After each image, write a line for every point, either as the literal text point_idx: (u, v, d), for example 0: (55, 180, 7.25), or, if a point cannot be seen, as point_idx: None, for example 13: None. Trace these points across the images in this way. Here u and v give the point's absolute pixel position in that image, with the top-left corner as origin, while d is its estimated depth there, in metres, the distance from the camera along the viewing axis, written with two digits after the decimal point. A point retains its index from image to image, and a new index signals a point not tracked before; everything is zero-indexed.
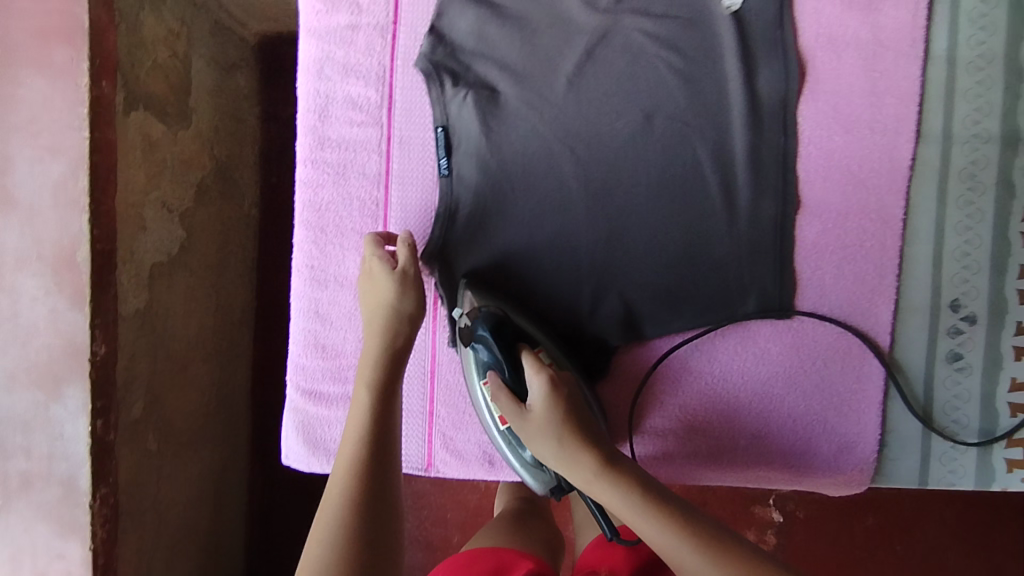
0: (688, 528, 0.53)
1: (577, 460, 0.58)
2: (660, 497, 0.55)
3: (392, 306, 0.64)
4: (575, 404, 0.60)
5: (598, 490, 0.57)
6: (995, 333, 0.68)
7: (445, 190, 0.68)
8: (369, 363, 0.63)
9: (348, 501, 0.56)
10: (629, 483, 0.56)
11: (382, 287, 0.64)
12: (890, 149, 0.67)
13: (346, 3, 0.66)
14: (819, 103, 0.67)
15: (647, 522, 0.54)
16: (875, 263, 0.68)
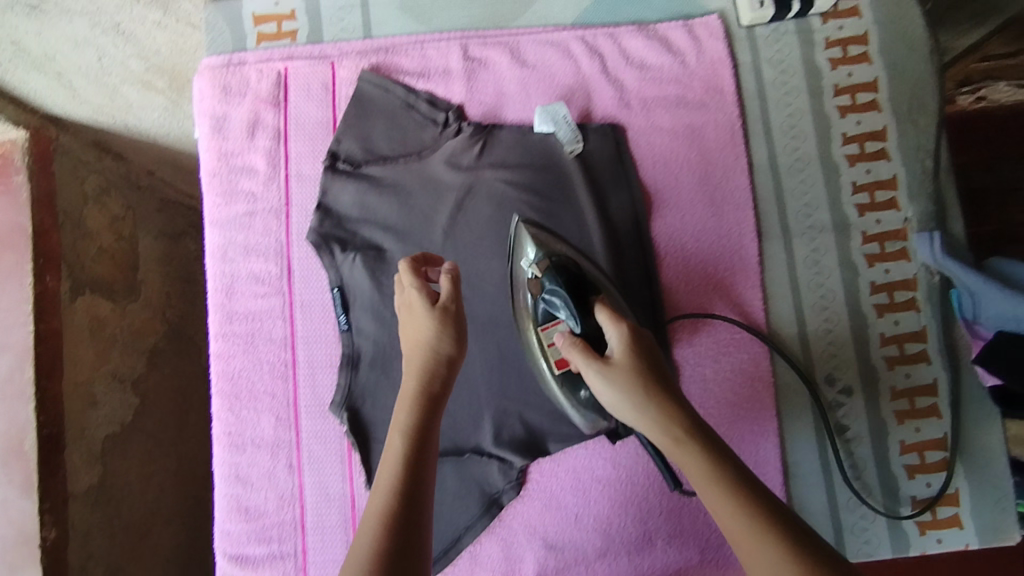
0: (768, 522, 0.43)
1: (647, 414, 0.50)
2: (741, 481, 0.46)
3: (431, 349, 0.54)
4: (655, 360, 0.53)
5: (677, 454, 0.48)
6: (874, 401, 0.72)
7: (347, 343, 0.73)
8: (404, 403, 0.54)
9: (377, 558, 0.46)
10: (715, 460, 0.47)
11: (422, 326, 0.55)
12: (739, 250, 0.74)
13: (243, 194, 0.76)
14: (667, 219, 0.75)
15: (723, 506, 0.45)
16: (749, 352, 0.73)
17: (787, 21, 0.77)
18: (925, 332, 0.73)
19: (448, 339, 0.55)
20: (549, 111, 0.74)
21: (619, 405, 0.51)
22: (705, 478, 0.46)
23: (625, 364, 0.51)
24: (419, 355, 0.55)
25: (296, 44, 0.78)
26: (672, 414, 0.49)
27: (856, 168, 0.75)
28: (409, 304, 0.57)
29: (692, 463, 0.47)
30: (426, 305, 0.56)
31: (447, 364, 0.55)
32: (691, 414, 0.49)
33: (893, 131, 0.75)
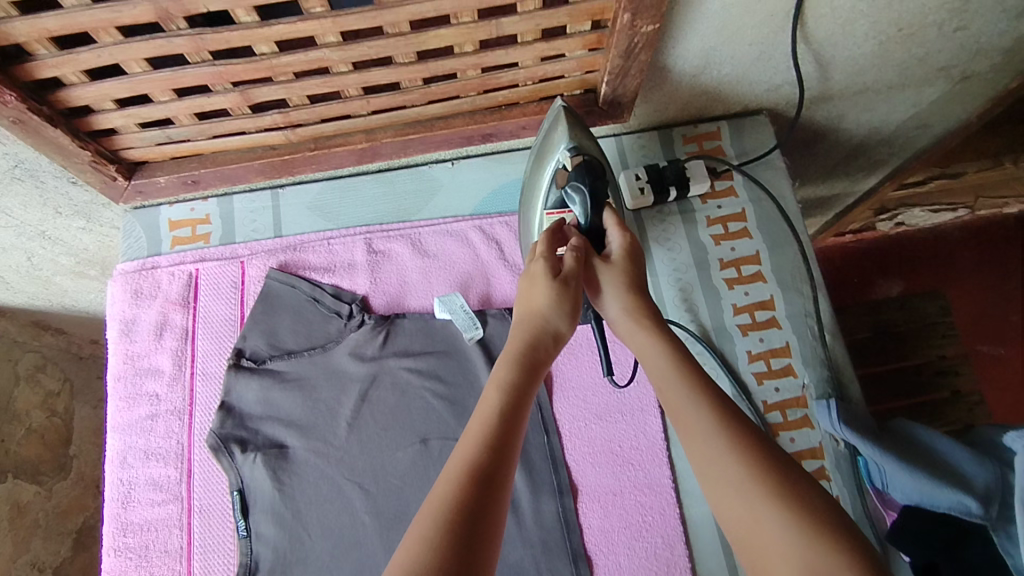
0: (708, 391, 0.51)
1: (626, 304, 0.57)
2: (690, 360, 0.54)
3: (545, 315, 0.54)
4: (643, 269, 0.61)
5: (637, 338, 0.56)
6: None
7: (245, 551, 0.70)
8: (507, 357, 0.53)
9: (468, 470, 0.44)
10: (667, 339, 0.55)
11: (541, 292, 0.55)
12: (643, 426, 0.74)
13: (146, 396, 0.76)
14: (570, 397, 0.75)
15: (672, 378, 0.52)
16: (663, 535, 0.70)
17: (669, 202, 0.83)
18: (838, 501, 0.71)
19: (568, 308, 0.55)
20: (445, 302, 0.78)
21: (609, 292, 0.58)
22: (661, 359, 0.54)
23: (619, 265, 0.59)
24: (536, 313, 0.55)
25: (209, 246, 0.83)
26: (642, 313, 0.57)
27: (749, 336, 0.78)
28: (531, 274, 0.57)
29: (646, 344, 0.55)
30: (550, 274, 0.56)
31: (560, 325, 0.56)
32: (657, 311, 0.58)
33: (779, 300, 0.79)
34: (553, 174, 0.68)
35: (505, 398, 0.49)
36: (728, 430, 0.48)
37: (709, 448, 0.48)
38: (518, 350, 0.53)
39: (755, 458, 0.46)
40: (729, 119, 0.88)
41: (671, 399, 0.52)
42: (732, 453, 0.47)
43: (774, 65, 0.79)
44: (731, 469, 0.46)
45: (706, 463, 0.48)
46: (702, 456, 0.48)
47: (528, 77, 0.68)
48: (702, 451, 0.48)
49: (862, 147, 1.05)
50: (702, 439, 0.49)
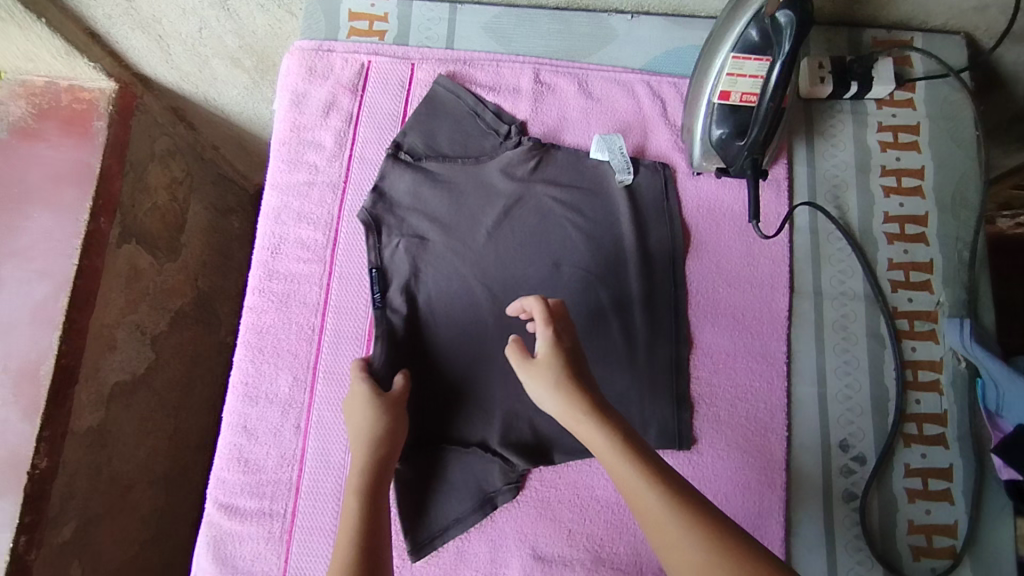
0: (664, 480, 0.48)
1: (576, 413, 0.54)
2: (656, 467, 0.50)
3: (372, 425, 0.62)
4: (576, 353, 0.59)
5: (586, 438, 0.54)
6: (886, 475, 0.72)
7: (381, 319, 0.74)
8: (356, 467, 0.60)
9: None
10: (612, 426, 0.53)
11: (359, 407, 0.64)
12: (769, 301, 0.76)
13: (306, 165, 0.80)
14: (703, 260, 0.77)
15: (643, 488, 0.48)
16: (766, 402, 0.73)
17: (843, 99, 0.81)
18: (945, 416, 0.73)
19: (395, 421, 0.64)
20: (605, 140, 0.79)
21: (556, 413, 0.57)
22: (627, 470, 0.50)
23: (551, 367, 0.57)
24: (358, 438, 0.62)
25: (383, 43, 0.85)
26: (604, 419, 0.53)
27: (894, 246, 0.78)
28: (353, 398, 0.65)
29: (605, 447, 0.52)
30: (373, 394, 0.64)
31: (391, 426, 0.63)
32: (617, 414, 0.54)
33: (933, 218, 0.78)
34: (759, 9, 0.63)
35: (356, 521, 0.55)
36: (702, 533, 0.45)
37: (667, 530, 0.46)
38: (361, 465, 0.60)
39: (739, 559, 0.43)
40: (924, 32, 0.84)
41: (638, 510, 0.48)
42: (694, 539, 0.45)
43: None
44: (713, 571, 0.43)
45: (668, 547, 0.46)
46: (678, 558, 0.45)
47: None
48: (670, 539, 0.46)
49: None
50: (684, 545, 0.45)
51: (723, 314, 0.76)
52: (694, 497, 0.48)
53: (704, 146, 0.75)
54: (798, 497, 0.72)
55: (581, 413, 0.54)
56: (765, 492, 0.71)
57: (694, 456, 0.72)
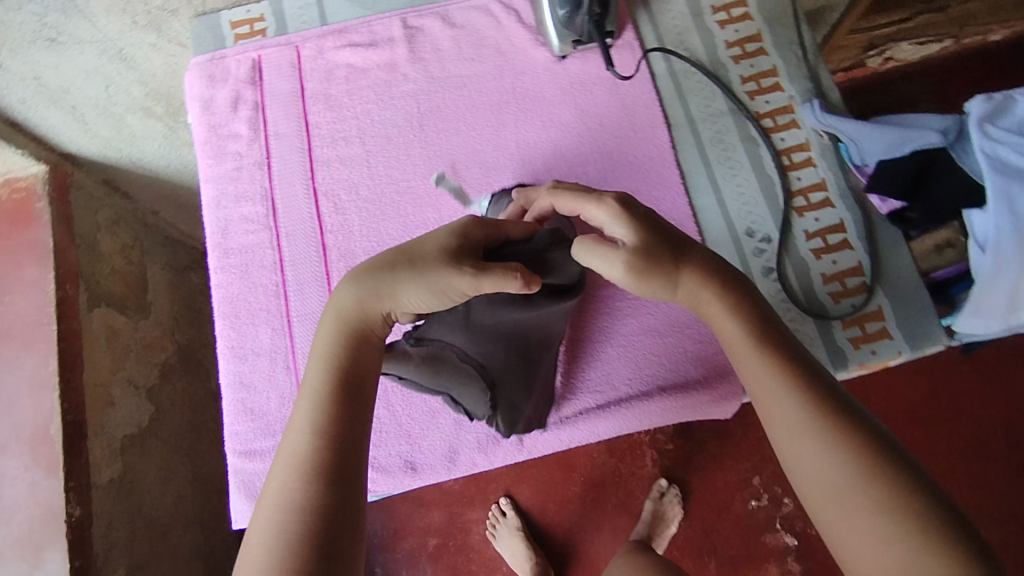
0: (803, 388, 0.55)
1: (714, 312, 0.61)
2: (799, 371, 0.56)
3: (412, 272, 0.60)
4: (651, 223, 0.62)
5: (723, 330, 0.61)
6: (792, 243, 0.83)
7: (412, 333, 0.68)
8: (332, 328, 0.62)
9: (308, 458, 0.56)
10: (742, 317, 0.60)
11: (427, 247, 0.62)
12: (652, 139, 0.88)
13: (230, 154, 0.90)
14: (589, 124, 0.89)
15: (777, 391, 0.56)
16: (675, 218, 0.85)
17: None
18: (824, 182, 0.85)
19: (419, 283, 0.60)
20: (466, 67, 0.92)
21: (640, 289, 0.61)
22: (763, 368, 0.57)
23: (636, 236, 0.60)
24: (413, 261, 0.61)
25: (266, 37, 0.96)
26: (744, 318, 0.60)
27: (741, 64, 0.91)
28: (452, 227, 0.64)
29: (737, 338, 0.60)
30: (448, 246, 0.61)
31: (394, 288, 0.61)
32: (750, 309, 0.61)
33: (765, 33, 0.91)
34: None
35: (323, 395, 0.59)
36: (837, 447, 0.51)
37: (801, 435, 0.53)
38: (344, 313, 0.62)
39: (870, 465, 0.50)
40: None
41: (769, 409, 0.56)
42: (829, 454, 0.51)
43: None
44: (839, 471, 0.51)
45: (796, 455, 0.53)
46: (806, 451, 0.53)
47: None
48: (803, 442, 0.53)
49: None
50: (817, 449, 0.52)
51: (617, 160, 0.87)
52: (835, 403, 0.54)
53: (557, 31, 0.87)
54: None
55: (717, 310, 0.62)
56: None
57: None
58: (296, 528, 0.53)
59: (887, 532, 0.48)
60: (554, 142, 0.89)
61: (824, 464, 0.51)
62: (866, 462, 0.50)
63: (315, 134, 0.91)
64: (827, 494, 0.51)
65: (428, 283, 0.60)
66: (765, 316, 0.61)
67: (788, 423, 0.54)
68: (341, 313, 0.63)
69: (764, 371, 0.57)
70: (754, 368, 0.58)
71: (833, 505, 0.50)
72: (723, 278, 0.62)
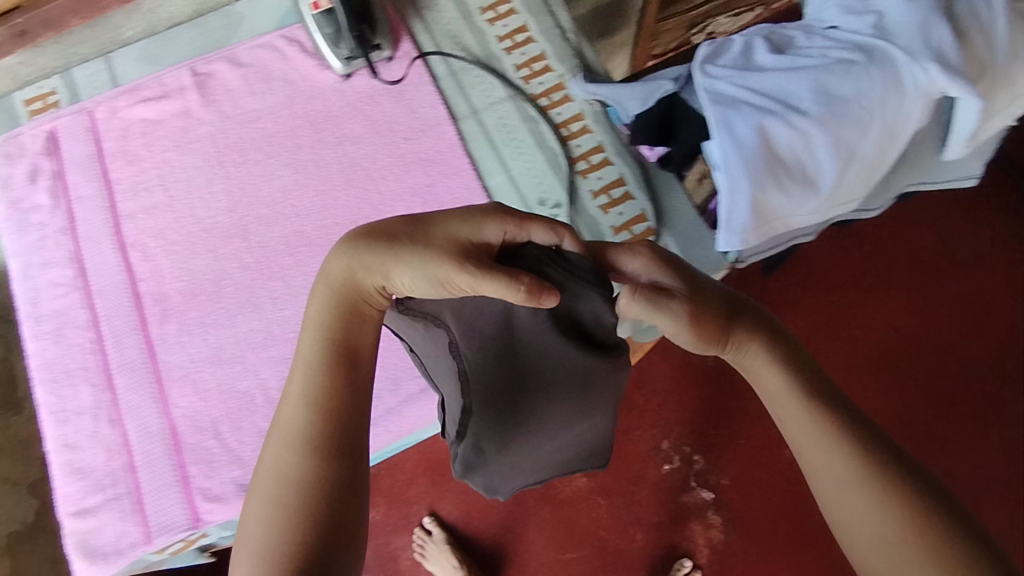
0: (857, 443, 0.50)
1: (755, 358, 0.55)
2: (849, 429, 0.51)
3: (425, 264, 0.53)
4: (710, 315, 0.53)
5: (764, 380, 0.55)
6: (581, 205, 0.89)
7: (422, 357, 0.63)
8: (323, 312, 0.55)
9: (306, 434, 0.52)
10: (788, 367, 0.54)
11: (456, 233, 0.54)
12: (440, 134, 0.93)
13: (33, 225, 0.91)
14: (380, 132, 0.93)
15: (829, 449, 0.50)
16: (471, 203, 0.89)
17: None
18: (602, 144, 0.91)
19: (416, 266, 0.53)
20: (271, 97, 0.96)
21: (698, 342, 0.53)
22: (806, 419, 0.52)
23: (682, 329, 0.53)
24: (426, 249, 0.54)
25: (61, 107, 0.98)
26: (787, 368, 0.54)
27: (513, 54, 0.97)
28: (478, 211, 0.56)
29: (784, 392, 0.54)
30: (465, 240, 0.54)
31: (398, 274, 0.54)
32: (786, 352, 0.55)
33: (531, 24, 0.99)
34: None
35: (319, 369, 0.53)
36: (899, 509, 0.47)
37: (851, 493, 0.49)
38: (336, 296, 0.55)
39: (928, 543, 0.45)
40: None
41: (815, 466, 0.51)
42: (889, 517, 0.47)
43: None
44: (888, 540, 0.47)
45: (847, 515, 0.49)
46: (858, 515, 0.48)
47: None
48: (853, 498, 0.48)
49: None
50: (877, 514, 0.47)
51: (411, 159, 0.92)
52: (891, 466, 0.49)
53: (332, 50, 0.92)
54: None
55: (757, 357, 0.55)
56: None
57: None
58: (293, 509, 0.49)
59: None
60: (350, 154, 0.92)
61: (875, 531, 0.47)
62: (923, 538, 0.46)
63: (117, 190, 0.92)
64: (882, 564, 0.47)
65: (420, 272, 0.54)
66: (804, 360, 0.55)
67: (835, 484, 0.50)
68: (338, 291, 0.55)
69: (807, 428, 0.52)
70: (791, 416, 0.53)
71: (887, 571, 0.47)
72: (774, 339, 0.55)
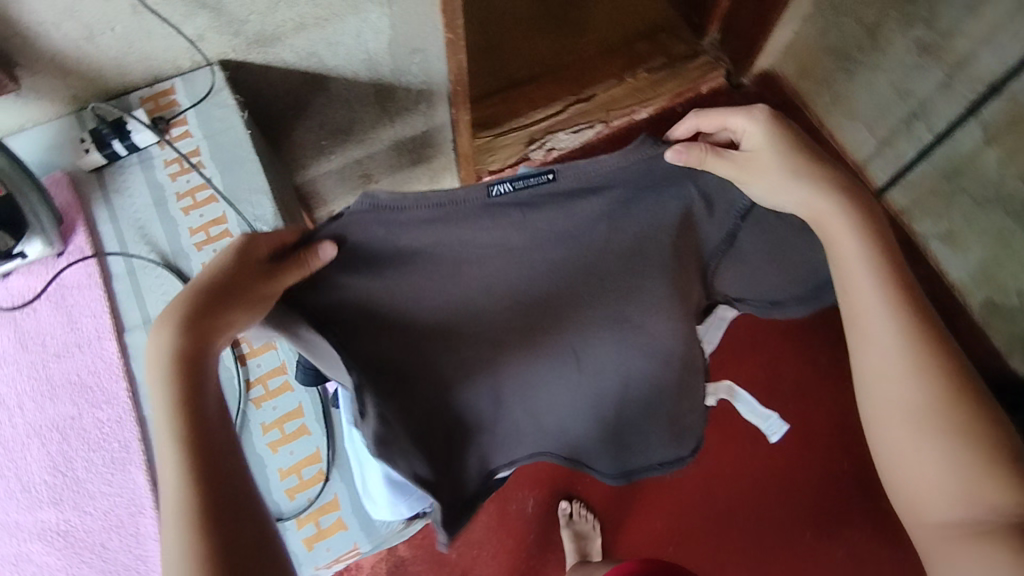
0: (902, 309, 0.67)
1: (827, 210, 0.67)
2: (903, 305, 0.67)
3: (220, 293, 0.59)
4: (789, 144, 0.70)
5: (834, 236, 0.68)
6: (246, 441, 0.78)
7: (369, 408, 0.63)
8: (167, 386, 0.56)
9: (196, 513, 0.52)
10: (870, 238, 0.68)
11: (233, 268, 0.60)
12: (99, 354, 0.81)
13: None
14: (29, 347, 0.80)
15: (879, 308, 0.67)
16: (120, 440, 0.77)
17: (127, 157, 0.92)
18: (282, 365, 0.80)
19: (238, 303, 0.59)
20: None
21: (771, 198, 0.68)
22: (868, 280, 0.67)
23: (767, 153, 0.69)
24: (218, 289, 0.59)
25: None
26: (864, 241, 0.68)
27: (203, 251, 0.88)
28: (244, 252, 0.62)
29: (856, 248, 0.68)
30: (254, 266, 0.61)
31: (204, 310, 0.59)
32: (860, 217, 0.68)
33: (230, 215, 0.89)
34: None
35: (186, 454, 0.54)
36: (931, 368, 0.65)
37: (915, 359, 0.65)
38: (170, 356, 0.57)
39: (943, 399, 0.64)
40: (182, 76, 0.97)
41: (862, 323, 0.68)
42: (923, 379, 0.64)
43: (164, 42, 0.90)
44: (913, 397, 0.64)
45: (888, 365, 0.66)
46: (890, 378, 0.66)
47: None
48: (894, 359, 0.66)
49: (374, 79, 1.20)
50: (906, 388, 0.65)
51: (60, 381, 0.79)
52: (927, 335, 0.66)
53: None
54: None
55: (831, 213, 0.68)
56: (134, 520, 0.73)
57: (61, 527, 0.74)
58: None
59: (946, 453, 0.62)
60: None
61: (904, 392, 0.65)
62: (938, 396, 0.64)
63: None
64: (903, 418, 0.65)
65: (228, 300, 0.59)
66: (876, 228, 0.69)
67: (887, 358, 0.66)
68: (164, 354, 0.57)
69: (872, 282, 0.67)
70: (856, 283, 0.68)
71: (905, 425, 0.65)
72: (851, 202, 0.68)
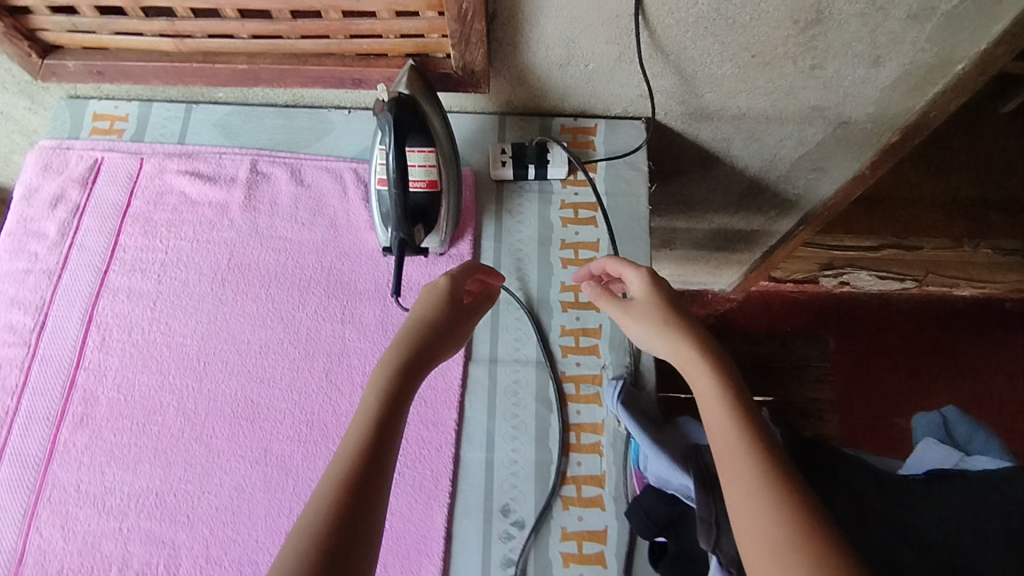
0: (755, 442, 0.54)
1: (689, 360, 0.61)
2: (755, 427, 0.56)
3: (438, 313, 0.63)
4: (673, 297, 0.66)
5: (695, 384, 0.60)
6: (542, 540, 0.73)
7: None
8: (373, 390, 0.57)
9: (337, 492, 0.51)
10: (724, 378, 0.59)
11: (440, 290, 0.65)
12: (444, 371, 0.80)
13: (27, 253, 0.83)
14: (388, 333, 0.81)
15: (735, 446, 0.54)
16: (432, 470, 0.75)
17: (530, 181, 0.90)
18: (603, 477, 0.76)
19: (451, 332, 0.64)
20: (335, 238, 0.85)
21: (646, 343, 0.65)
22: (725, 420, 0.56)
23: (648, 302, 0.65)
24: (434, 310, 0.63)
25: (121, 139, 0.89)
26: (726, 383, 0.58)
27: (567, 313, 0.83)
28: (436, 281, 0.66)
29: (708, 389, 0.58)
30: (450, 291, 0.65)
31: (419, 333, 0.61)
32: (730, 370, 0.60)
33: None
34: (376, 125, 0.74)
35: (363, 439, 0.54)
36: (787, 512, 0.50)
37: (750, 492, 0.52)
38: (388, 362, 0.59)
39: (804, 536, 0.49)
40: (607, 119, 0.93)
41: (725, 464, 0.55)
42: (778, 520, 0.50)
43: (623, 81, 0.85)
44: (773, 532, 0.49)
45: (741, 511, 0.52)
46: (747, 500, 0.52)
47: (386, 30, 0.74)
48: (750, 504, 0.51)
49: (757, 177, 1.11)
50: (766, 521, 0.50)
51: None
52: (785, 467, 0.53)
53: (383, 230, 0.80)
54: (458, 566, 0.72)
55: (693, 363, 0.61)
56: (421, 561, 0.71)
57: None
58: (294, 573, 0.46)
59: None
60: (344, 340, 0.80)
61: (767, 529, 0.50)
62: (795, 531, 0.49)
63: (118, 257, 0.83)
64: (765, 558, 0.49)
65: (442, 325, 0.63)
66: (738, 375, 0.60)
67: (742, 478, 0.53)
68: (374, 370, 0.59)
69: (729, 424, 0.56)
70: (710, 419, 0.57)
71: (763, 561, 0.49)
72: (703, 349, 0.61)
